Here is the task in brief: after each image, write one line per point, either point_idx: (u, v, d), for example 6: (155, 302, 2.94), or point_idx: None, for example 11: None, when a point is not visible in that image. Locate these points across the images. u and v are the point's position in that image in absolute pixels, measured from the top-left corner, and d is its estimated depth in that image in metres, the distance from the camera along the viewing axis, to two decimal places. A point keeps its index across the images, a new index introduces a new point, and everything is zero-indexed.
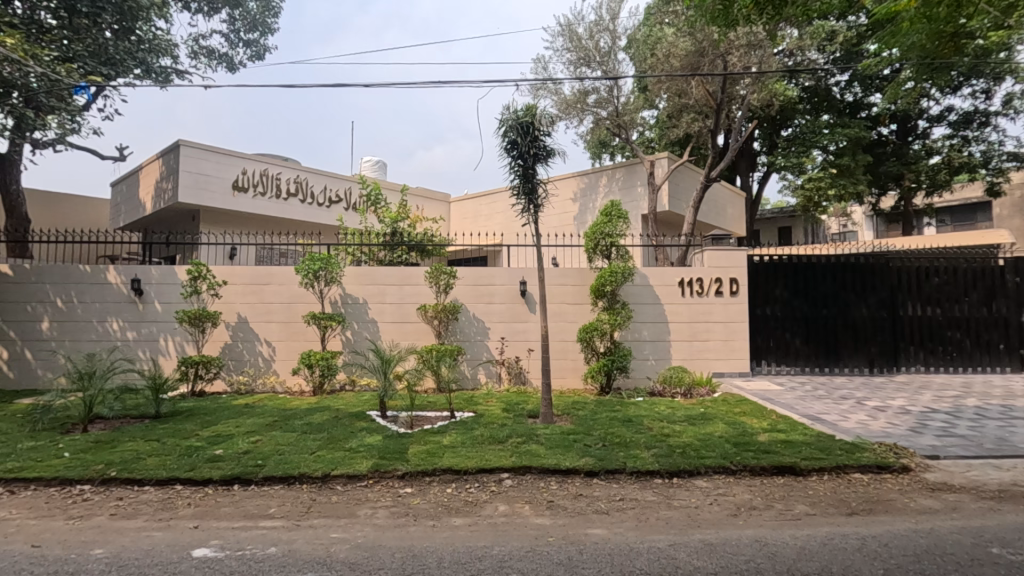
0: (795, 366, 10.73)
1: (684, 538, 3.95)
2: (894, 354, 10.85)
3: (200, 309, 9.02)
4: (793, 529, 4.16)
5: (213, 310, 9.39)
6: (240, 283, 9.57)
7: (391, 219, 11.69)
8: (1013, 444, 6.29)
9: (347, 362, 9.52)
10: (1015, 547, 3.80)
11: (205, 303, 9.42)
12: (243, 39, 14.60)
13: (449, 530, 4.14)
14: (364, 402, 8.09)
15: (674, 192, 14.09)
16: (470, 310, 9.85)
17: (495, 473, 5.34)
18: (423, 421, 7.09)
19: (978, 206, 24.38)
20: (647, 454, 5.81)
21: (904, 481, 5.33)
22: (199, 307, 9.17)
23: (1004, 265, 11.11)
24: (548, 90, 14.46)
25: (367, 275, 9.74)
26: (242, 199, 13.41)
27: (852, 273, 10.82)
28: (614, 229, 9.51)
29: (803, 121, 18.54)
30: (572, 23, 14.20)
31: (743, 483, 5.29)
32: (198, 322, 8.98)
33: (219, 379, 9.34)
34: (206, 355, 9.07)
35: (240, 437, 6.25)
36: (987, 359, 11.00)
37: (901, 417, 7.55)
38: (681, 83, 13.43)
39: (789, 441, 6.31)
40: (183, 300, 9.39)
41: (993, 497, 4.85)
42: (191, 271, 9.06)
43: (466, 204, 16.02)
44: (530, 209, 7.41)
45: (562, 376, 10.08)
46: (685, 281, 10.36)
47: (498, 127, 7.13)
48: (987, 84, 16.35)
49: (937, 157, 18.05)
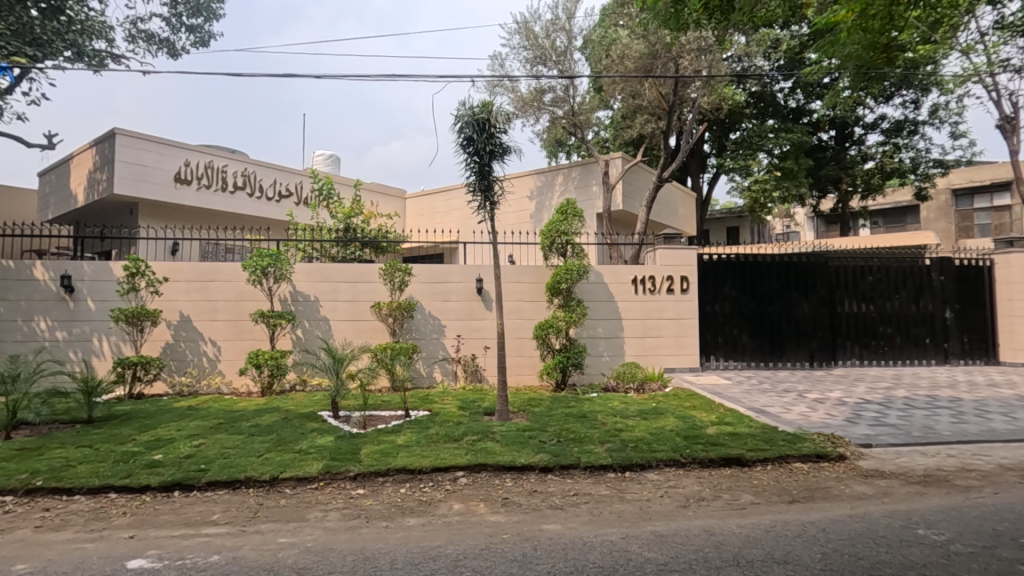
0: (742, 360, 11.15)
1: (636, 531, 4.03)
2: (833, 348, 11.42)
3: (138, 308, 8.56)
4: (739, 518, 4.31)
5: (153, 308, 8.92)
6: (181, 280, 9.12)
7: (344, 215, 11.42)
8: (937, 431, 6.74)
9: (297, 361, 9.25)
10: (939, 527, 4.07)
11: (143, 301, 8.94)
12: (186, 25, 13.91)
13: (402, 531, 4.08)
14: (316, 403, 7.88)
15: (628, 191, 14.36)
16: (426, 308, 9.74)
17: (450, 472, 5.30)
18: (377, 420, 6.98)
19: (907, 209, 26.05)
20: (602, 449, 5.90)
21: (840, 469, 5.62)
22: (137, 305, 8.69)
23: (930, 265, 11.87)
24: (505, 87, 14.46)
25: (319, 272, 9.47)
26: (185, 191, 12.80)
27: (795, 271, 11.32)
28: (569, 227, 9.61)
29: (750, 125, 19.22)
30: (529, 21, 14.25)
31: (692, 476, 5.45)
32: (137, 321, 8.52)
33: (160, 381, 8.89)
34: (145, 356, 8.60)
35: (181, 441, 5.97)
36: (915, 353, 11.75)
37: (838, 408, 7.98)
38: (634, 85, 13.71)
39: (735, 434, 6.55)
40: (120, 298, 8.88)
41: (920, 481, 5.18)
42: (128, 267, 8.58)
43: (422, 201, 15.82)
44: (487, 207, 7.39)
45: (518, 373, 10.12)
46: (638, 279, 10.58)
47: (454, 123, 7.08)
48: (916, 95, 17.42)
49: (872, 163, 19.14)
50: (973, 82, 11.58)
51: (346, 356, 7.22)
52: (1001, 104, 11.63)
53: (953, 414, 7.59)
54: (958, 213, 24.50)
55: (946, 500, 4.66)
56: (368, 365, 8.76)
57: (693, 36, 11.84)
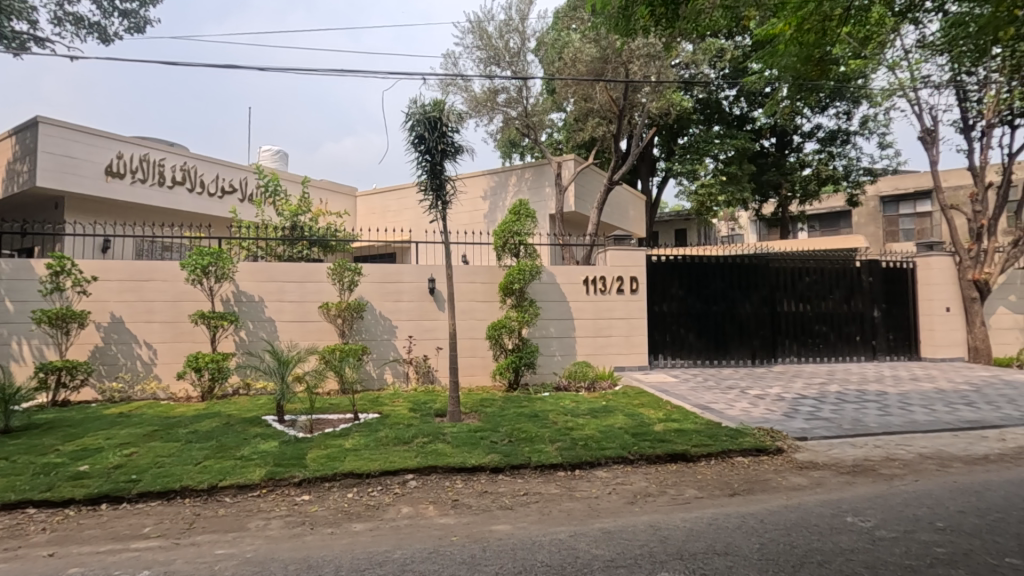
0: (689, 359, 11.50)
1: (585, 528, 4.09)
2: (773, 346, 11.95)
3: (63, 308, 7.98)
4: (683, 513, 4.45)
5: (80, 309, 8.36)
6: (113, 279, 8.59)
7: (291, 212, 11.06)
8: (865, 423, 7.17)
9: (240, 364, 8.88)
10: (866, 514, 4.32)
11: (69, 302, 8.36)
12: (119, 9, 13.11)
13: (349, 537, 3.98)
14: (260, 407, 7.60)
15: (580, 193, 14.56)
16: (376, 308, 9.56)
17: (399, 475, 5.22)
18: (324, 424, 6.80)
19: (841, 214, 27.58)
20: (552, 448, 5.96)
21: (778, 462, 5.88)
22: (62, 306, 8.10)
23: (861, 267, 12.59)
24: (458, 86, 14.38)
25: (264, 271, 9.14)
26: (117, 185, 12.09)
27: (738, 272, 11.77)
28: (522, 227, 9.64)
29: (697, 131, 19.86)
30: (482, 21, 14.23)
31: (640, 472, 5.58)
32: (62, 323, 7.95)
33: (88, 387, 8.35)
34: (71, 360, 8.05)
35: (111, 450, 5.63)
36: (847, 350, 12.44)
37: (777, 403, 8.36)
38: (586, 88, 13.93)
39: (681, 430, 6.75)
40: (43, 298, 8.27)
41: (849, 471, 5.50)
42: (52, 265, 7.99)
43: (374, 199, 15.52)
44: (439, 206, 7.31)
45: (471, 374, 10.08)
46: (589, 280, 10.74)
47: (405, 121, 6.98)
48: (848, 106, 18.44)
49: (809, 170, 20.14)
50: (898, 96, 12.37)
51: (292, 358, 7.00)
52: (924, 117, 12.47)
53: (880, 407, 8.09)
54: (885, 219, 26.14)
55: (872, 489, 4.96)
56: (316, 367, 8.52)
57: (642, 42, 12.14)
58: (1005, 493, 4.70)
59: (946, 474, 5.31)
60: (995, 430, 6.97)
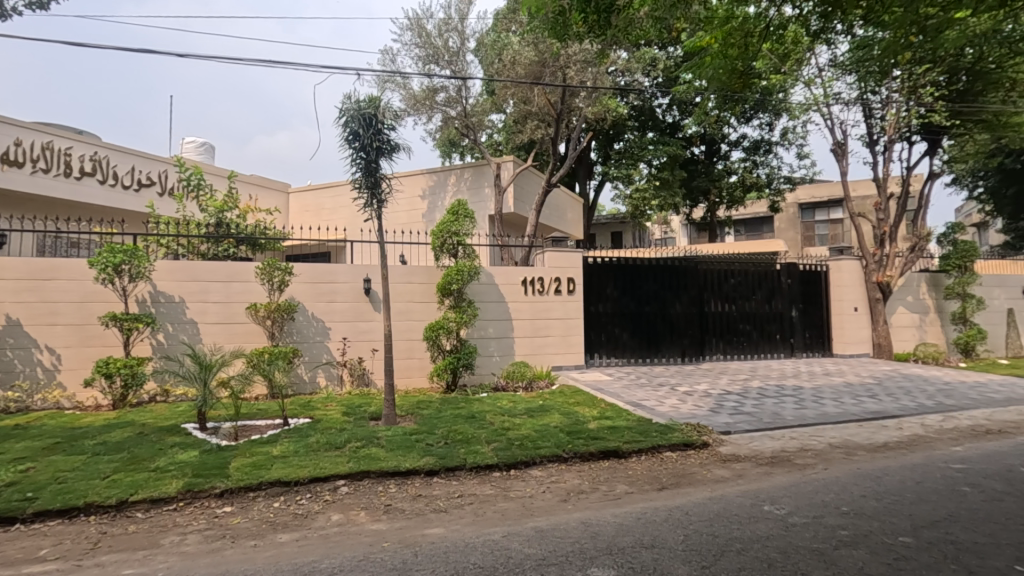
0: (623, 357, 11.85)
1: (518, 528, 4.12)
2: (702, 345, 12.51)
3: None
4: (614, 508, 4.57)
5: None
6: (9, 279, 7.82)
7: (216, 208, 10.48)
8: (783, 417, 7.64)
9: (157, 369, 8.32)
10: (780, 503, 4.60)
11: None
12: None
13: (273, 548, 3.81)
14: (179, 414, 7.15)
15: (519, 194, 14.66)
16: (309, 309, 9.22)
17: (330, 482, 5.06)
18: (250, 431, 6.48)
19: (764, 220, 29.25)
20: (488, 449, 5.96)
21: (703, 455, 6.15)
22: None
23: (781, 269, 13.40)
24: (396, 83, 14.13)
25: (185, 270, 8.61)
26: (15, 175, 11.01)
27: (669, 274, 12.24)
28: (460, 227, 9.60)
29: (632, 137, 20.48)
30: (421, 18, 14.06)
31: (574, 470, 5.68)
32: None
33: None
34: None
35: (3, 467, 5.11)
36: (768, 347, 13.22)
37: (704, 399, 8.75)
38: (525, 91, 14.07)
39: (614, 427, 6.93)
40: None
41: (767, 462, 5.84)
42: None
43: (307, 196, 14.98)
44: (374, 204, 7.14)
45: (408, 376, 9.92)
46: (528, 280, 10.84)
47: (338, 116, 6.78)
48: (770, 118, 19.60)
49: (735, 177, 21.24)
50: (814, 110, 13.28)
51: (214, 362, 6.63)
52: (836, 131, 13.45)
53: (796, 401, 8.65)
54: (802, 225, 28.00)
55: (787, 478, 5.30)
56: (241, 372, 8.10)
57: (578, 48, 12.38)
58: (901, 477, 5.14)
59: (851, 462, 5.75)
60: (895, 420, 7.61)
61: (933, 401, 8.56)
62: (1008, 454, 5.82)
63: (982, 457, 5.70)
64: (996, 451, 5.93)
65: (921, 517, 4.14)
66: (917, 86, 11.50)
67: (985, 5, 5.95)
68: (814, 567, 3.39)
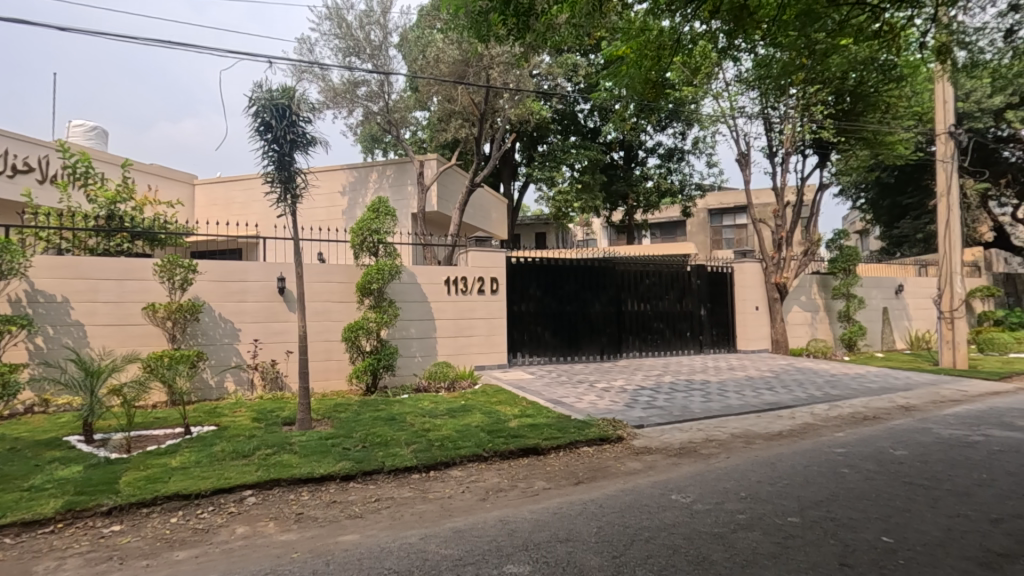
0: (544, 356, 12.08)
1: (435, 529, 4.08)
2: (619, 342, 13.02)
3: None
4: (531, 505, 4.64)
5: None
6: None
7: (108, 199, 9.57)
8: (691, 410, 8.11)
9: (36, 377, 7.49)
10: (686, 491, 4.88)
11: None
12: None
13: (170, 568, 3.54)
14: (61, 426, 6.46)
15: (442, 193, 14.54)
16: (215, 309, 8.64)
17: (236, 492, 4.78)
18: (146, 442, 5.98)
19: (677, 223, 30.87)
20: (407, 450, 5.87)
21: (618, 449, 6.40)
22: None
23: (691, 270, 14.19)
24: (313, 74, 13.58)
25: (70, 267, 7.80)
26: None
27: (589, 275, 12.62)
28: (381, 226, 9.38)
29: (555, 140, 20.92)
30: (341, 9, 13.59)
31: (493, 468, 5.72)
32: None
33: None
34: None
35: None
36: (680, 344, 13.97)
37: (620, 395, 9.10)
38: (449, 89, 13.99)
39: (534, 425, 7.05)
40: None
41: (676, 453, 6.17)
42: None
43: (215, 188, 14.03)
44: (287, 199, 6.81)
45: (325, 378, 9.55)
46: (451, 280, 10.77)
47: (247, 106, 6.39)
48: (683, 128, 20.70)
49: (651, 182, 22.24)
50: (721, 122, 14.19)
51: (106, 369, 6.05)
52: (740, 142, 14.45)
53: (703, 394, 9.21)
54: (712, 229, 29.83)
55: (693, 467, 5.62)
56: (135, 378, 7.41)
57: (502, 49, 12.45)
58: (792, 462, 5.61)
59: (750, 450, 6.20)
60: (788, 409, 8.30)
61: (820, 392, 9.42)
62: (880, 437, 6.52)
63: (859, 441, 6.35)
64: (871, 435, 6.63)
65: (807, 498, 4.54)
66: (810, 105, 12.59)
67: (864, 35, 6.60)
68: (714, 549, 3.62)
